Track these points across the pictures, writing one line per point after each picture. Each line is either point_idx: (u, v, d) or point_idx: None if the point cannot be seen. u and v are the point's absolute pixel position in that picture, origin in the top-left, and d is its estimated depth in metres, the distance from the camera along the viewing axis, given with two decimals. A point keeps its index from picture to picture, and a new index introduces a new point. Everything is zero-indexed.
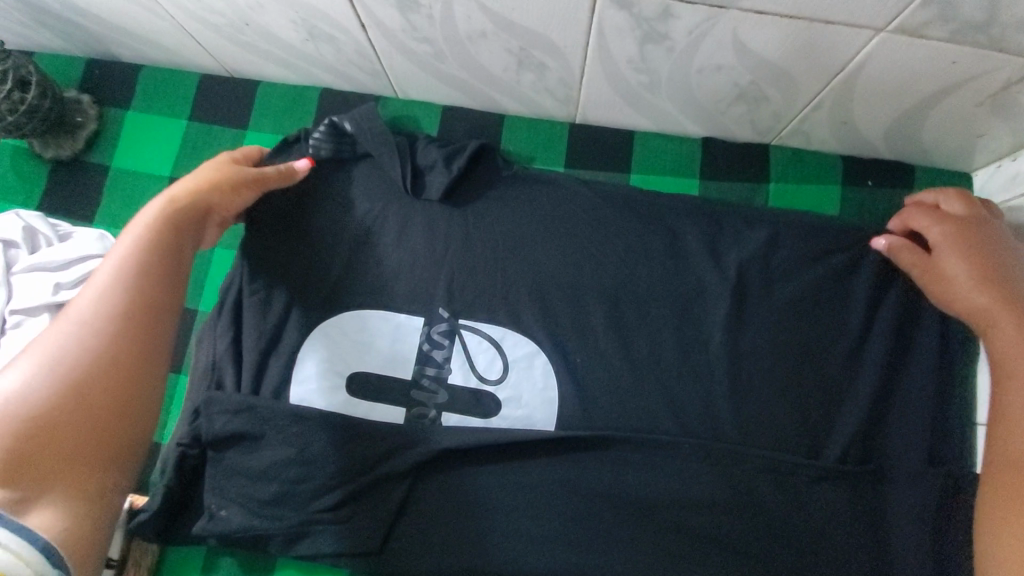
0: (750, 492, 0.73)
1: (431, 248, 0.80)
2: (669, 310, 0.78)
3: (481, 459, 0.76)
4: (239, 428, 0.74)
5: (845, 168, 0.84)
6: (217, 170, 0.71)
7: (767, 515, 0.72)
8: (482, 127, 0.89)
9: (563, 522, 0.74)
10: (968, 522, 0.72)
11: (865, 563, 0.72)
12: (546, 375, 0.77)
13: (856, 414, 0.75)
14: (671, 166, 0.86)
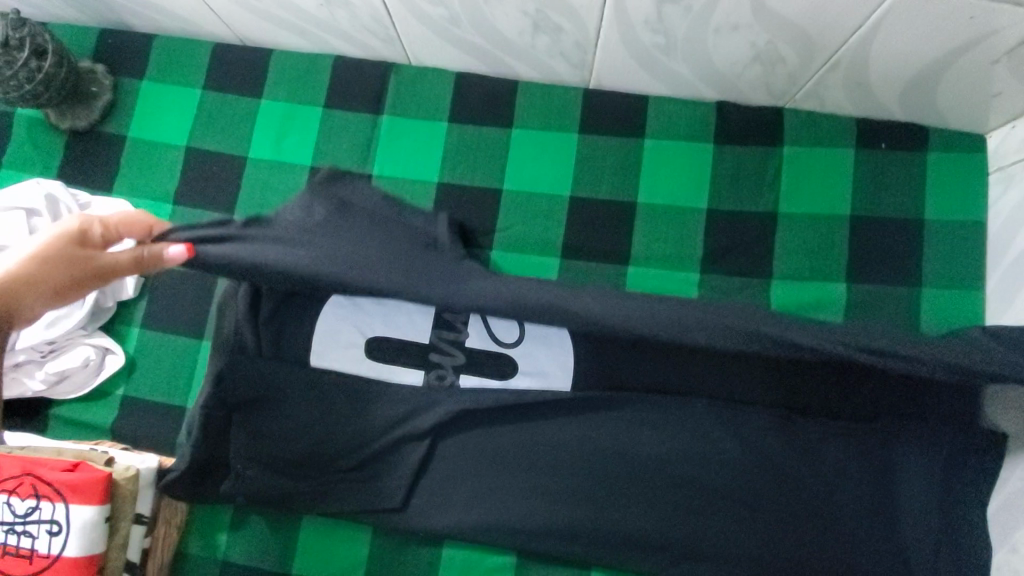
0: (757, 449, 0.75)
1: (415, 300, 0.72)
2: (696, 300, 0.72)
3: (499, 418, 0.77)
4: (261, 392, 0.75)
5: (858, 130, 0.83)
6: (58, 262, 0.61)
7: (773, 471, 0.74)
8: (496, 93, 0.88)
9: (578, 478, 0.76)
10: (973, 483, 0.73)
11: (868, 520, 0.74)
12: (564, 339, 0.76)
13: (868, 376, 0.74)
14: (685, 130, 0.85)
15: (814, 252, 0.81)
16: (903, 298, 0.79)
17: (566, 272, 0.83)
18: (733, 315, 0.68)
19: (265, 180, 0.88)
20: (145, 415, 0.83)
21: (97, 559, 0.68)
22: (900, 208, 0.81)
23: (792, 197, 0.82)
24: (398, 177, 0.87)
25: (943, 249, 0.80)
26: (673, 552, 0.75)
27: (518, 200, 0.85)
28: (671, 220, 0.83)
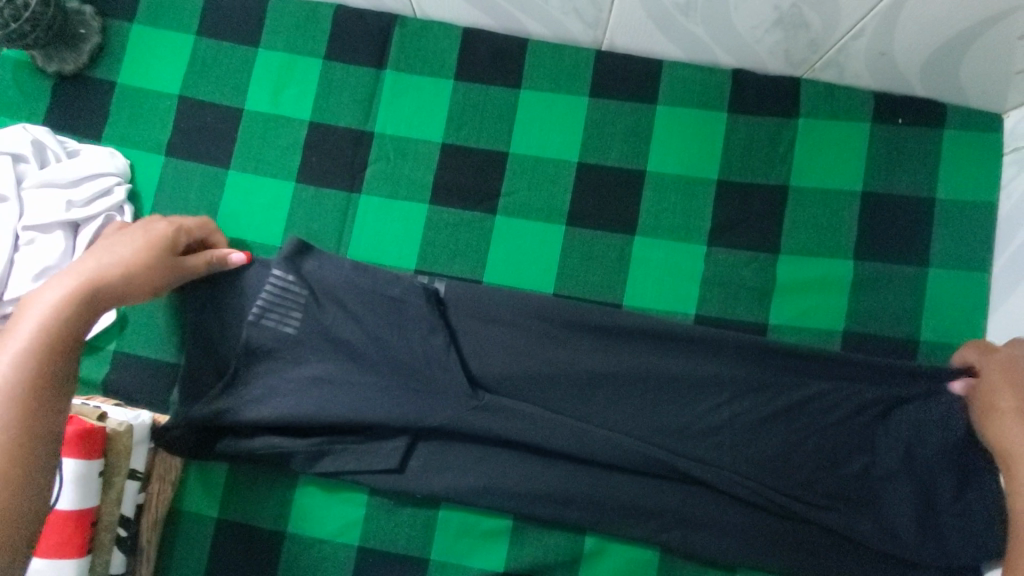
0: (743, 504, 0.74)
1: (407, 342, 0.76)
2: (662, 367, 0.76)
3: (504, 399, 0.75)
4: (264, 345, 0.75)
5: (876, 105, 0.80)
6: (148, 258, 0.68)
7: (760, 527, 0.74)
8: (505, 50, 0.84)
9: (572, 463, 0.76)
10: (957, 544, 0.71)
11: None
12: (561, 358, 0.77)
13: (853, 442, 0.74)
14: (699, 97, 0.82)
15: (824, 228, 0.80)
16: (911, 277, 0.78)
17: (572, 240, 0.82)
18: (695, 421, 0.76)
19: (261, 134, 0.84)
20: (137, 370, 0.81)
21: (89, 513, 0.68)
22: (914, 185, 0.80)
23: (805, 172, 0.80)
24: (401, 136, 0.84)
25: (953, 229, 0.79)
26: (665, 521, 0.75)
27: (525, 165, 0.83)
28: (682, 192, 0.81)
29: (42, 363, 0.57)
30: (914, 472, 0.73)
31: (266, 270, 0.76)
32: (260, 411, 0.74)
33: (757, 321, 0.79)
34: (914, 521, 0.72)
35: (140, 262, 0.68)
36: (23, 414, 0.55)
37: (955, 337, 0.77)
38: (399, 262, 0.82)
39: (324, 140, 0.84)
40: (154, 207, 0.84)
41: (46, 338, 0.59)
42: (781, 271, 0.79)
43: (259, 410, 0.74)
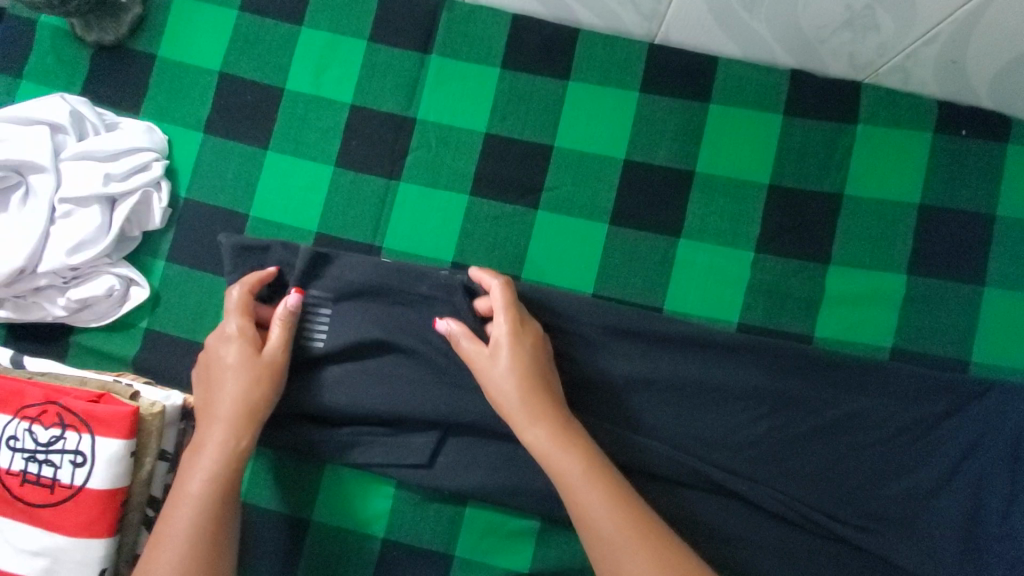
0: (772, 521, 0.73)
1: (443, 339, 0.75)
2: (700, 376, 0.74)
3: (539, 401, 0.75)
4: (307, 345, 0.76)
5: (940, 114, 0.77)
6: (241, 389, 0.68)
7: (788, 545, 0.72)
8: (555, 39, 0.81)
9: None
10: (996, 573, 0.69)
11: None
12: (598, 361, 0.75)
13: (891, 463, 0.72)
14: (753, 98, 0.79)
15: (877, 240, 0.77)
16: (966, 295, 0.75)
17: (613, 239, 0.79)
18: (731, 434, 0.74)
19: (300, 115, 0.83)
20: (166, 350, 0.80)
21: (122, 493, 0.65)
22: (974, 200, 0.76)
23: (859, 180, 0.78)
24: (443, 124, 0.82)
25: (1012, 248, 0.76)
26: (696, 536, 0.72)
27: (570, 159, 0.80)
28: (730, 194, 0.79)
29: (214, 511, 0.64)
30: (955, 498, 0.71)
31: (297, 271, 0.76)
32: (294, 403, 0.75)
33: (801, 332, 0.76)
34: (954, 546, 0.70)
35: (249, 393, 0.68)
36: (198, 563, 0.62)
37: (1009, 360, 0.74)
38: (436, 254, 0.80)
39: (365, 124, 0.82)
40: (190, 185, 0.82)
41: (212, 499, 0.64)
42: (831, 284, 0.77)
43: (293, 402, 0.75)
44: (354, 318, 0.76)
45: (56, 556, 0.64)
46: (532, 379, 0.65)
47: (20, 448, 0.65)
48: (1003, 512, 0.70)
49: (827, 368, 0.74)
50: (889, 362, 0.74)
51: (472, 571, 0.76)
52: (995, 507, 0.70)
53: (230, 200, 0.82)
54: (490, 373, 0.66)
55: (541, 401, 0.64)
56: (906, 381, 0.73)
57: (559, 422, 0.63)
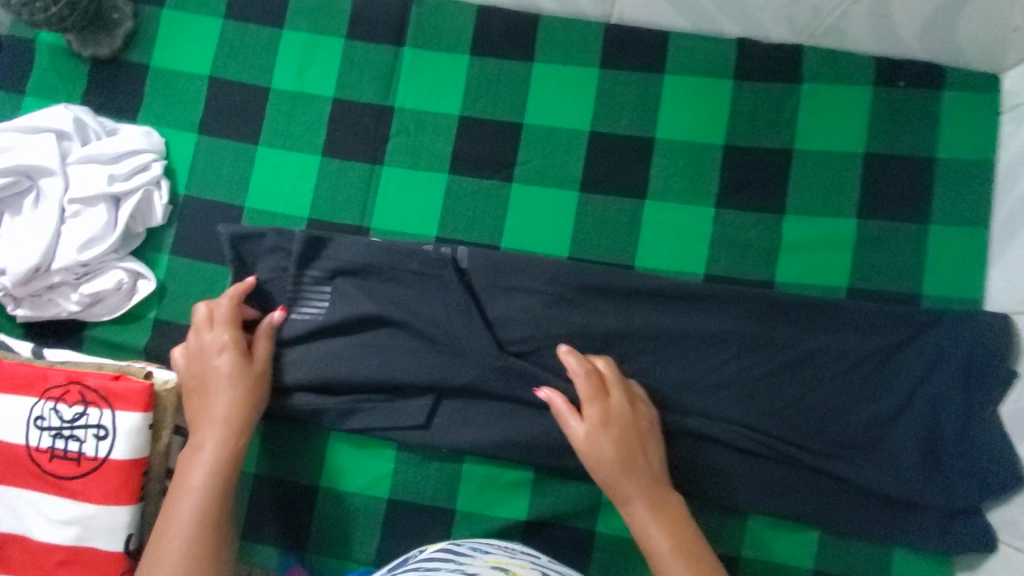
0: (747, 456, 0.78)
1: (431, 307, 0.81)
2: (671, 326, 0.80)
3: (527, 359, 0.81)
4: (308, 324, 0.81)
5: (877, 68, 0.83)
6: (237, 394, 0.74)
7: (763, 477, 0.78)
8: (518, 24, 0.88)
9: None
10: (961, 489, 0.74)
11: (859, 521, 0.76)
12: (577, 318, 0.81)
13: (854, 395, 0.77)
14: (705, 67, 0.86)
15: (828, 189, 0.83)
16: (914, 233, 0.81)
17: (584, 206, 0.85)
18: (704, 377, 0.79)
19: (287, 110, 0.89)
20: (175, 336, 0.86)
21: (143, 463, 0.71)
22: (915, 145, 0.82)
23: (808, 135, 0.84)
24: (420, 109, 0.88)
25: (955, 187, 0.81)
26: (677, 472, 0.78)
27: (539, 134, 0.86)
28: (690, 156, 0.85)
29: (217, 503, 0.70)
30: (916, 421, 0.76)
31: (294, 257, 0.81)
32: (298, 377, 0.80)
33: (764, 279, 0.82)
34: (915, 466, 0.75)
35: (245, 397, 0.75)
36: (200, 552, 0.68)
37: (958, 291, 0.79)
38: (421, 231, 0.86)
39: (347, 115, 0.88)
40: (188, 183, 0.88)
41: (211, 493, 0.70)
42: (788, 233, 0.82)
43: (296, 376, 0.80)
44: (349, 293, 0.82)
45: (87, 524, 0.69)
46: (626, 450, 0.72)
47: (46, 427, 0.70)
48: (960, 431, 0.74)
49: (789, 309, 0.80)
50: (846, 299, 0.80)
51: (473, 523, 0.81)
52: (952, 427, 0.74)
53: (226, 194, 0.88)
54: (586, 439, 0.73)
55: (635, 474, 0.72)
56: (863, 316, 0.79)
57: (651, 491, 0.72)
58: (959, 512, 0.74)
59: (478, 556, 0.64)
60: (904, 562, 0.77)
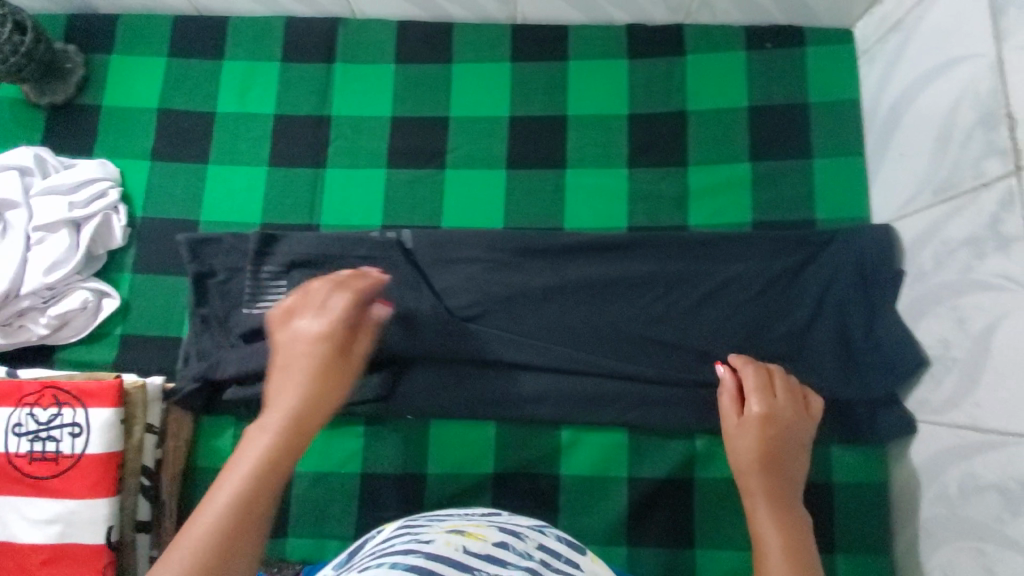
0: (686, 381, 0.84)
1: (381, 284, 0.87)
2: (601, 274, 0.88)
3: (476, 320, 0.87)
4: (268, 315, 0.86)
5: (747, 36, 0.97)
6: None
7: (703, 398, 0.84)
8: (435, 34, 0.99)
9: (539, 366, 0.85)
10: (879, 381, 0.80)
11: None
12: (515, 278, 0.88)
13: (772, 312, 0.85)
14: (601, 51, 0.98)
15: (722, 140, 0.94)
16: (801, 168, 0.92)
17: (512, 181, 0.94)
18: (636, 315, 0.87)
19: (233, 130, 0.97)
20: (142, 348, 0.90)
21: (119, 455, 0.74)
22: (790, 94, 0.95)
23: (698, 96, 0.95)
24: (354, 115, 0.97)
25: (829, 124, 0.93)
26: (625, 405, 0.85)
27: (464, 124, 0.96)
28: (599, 127, 0.95)
29: None
30: (830, 326, 0.83)
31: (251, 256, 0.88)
32: (259, 366, 0.84)
33: (678, 224, 0.92)
34: (832, 367, 0.82)
35: None
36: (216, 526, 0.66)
37: (846, 212, 0.90)
38: (367, 221, 0.94)
39: (289, 128, 0.97)
40: (146, 205, 0.95)
41: None
42: (693, 181, 0.93)
43: (258, 366, 0.84)
44: (304, 283, 0.87)
45: (69, 520, 0.72)
46: (784, 448, 0.72)
47: (24, 432, 0.74)
48: (866, 329, 0.82)
49: (702, 245, 0.89)
50: (750, 231, 0.90)
51: (445, 483, 0.86)
52: (859, 327, 0.82)
53: (182, 211, 0.95)
54: (743, 437, 0.72)
55: (784, 468, 0.70)
56: (768, 242, 0.88)
57: (774, 482, 0.69)
58: (881, 403, 0.81)
59: (432, 524, 0.62)
60: (841, 458, 0.83)
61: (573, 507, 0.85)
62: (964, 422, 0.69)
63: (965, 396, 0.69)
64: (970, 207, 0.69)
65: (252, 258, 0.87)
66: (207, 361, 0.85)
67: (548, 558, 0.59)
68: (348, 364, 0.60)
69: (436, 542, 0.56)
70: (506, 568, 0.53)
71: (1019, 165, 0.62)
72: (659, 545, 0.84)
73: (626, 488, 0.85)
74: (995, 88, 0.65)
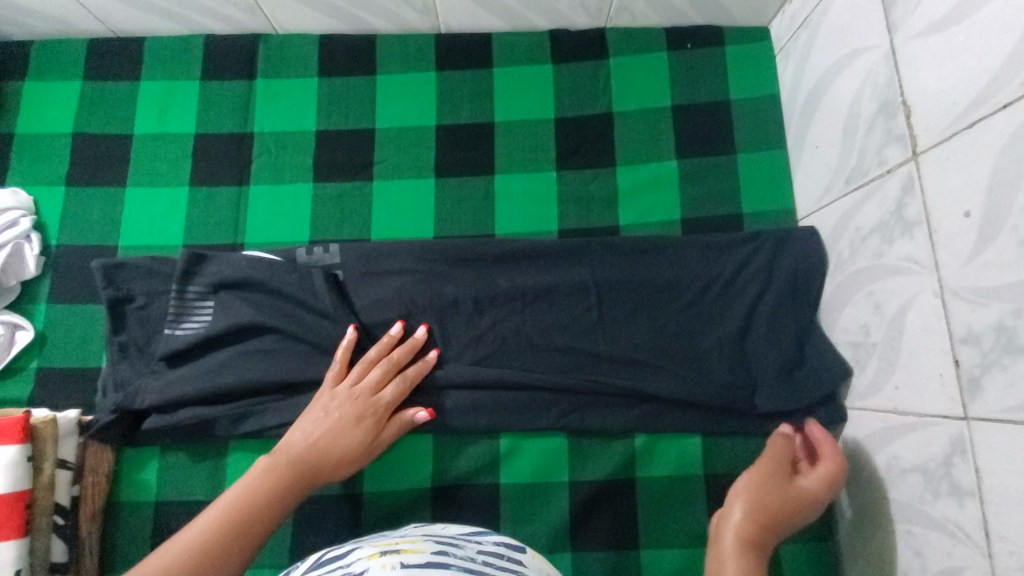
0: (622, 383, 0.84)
1: (312, 301, 0.85)
2: (532, 280, 0.87)
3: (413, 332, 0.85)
4: (192, 339, 0.83)
5: (667, 37, 0.98)
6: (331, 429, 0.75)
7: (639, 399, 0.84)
8: (358, 46, 0.98)
9: (472, 377, 0.83)
10: (812, 372, 0.80)
11: (730, 421, 0.83)
12: (448, 289, 0.87)
13: (704, 310, 0.85)
14: (526, 57, 0.98)
15: (648, 140, 0.94)
16: (727, 163, 0.93)
17: (441, 190, 0.93)
18: (570, 320, 0.86)
19: (152, 152, 0.94)
20: (60, 381, 0.86)
21: (25, 496, 0.73)
22: (713, 91, 0.96)
23: (623, 98, 0.96)
24: (278, 131, 0.95)
25: (751, 120, 0.94)
26: (562, 411, 0.84)
27: (391, 135, 0.95)
28: (527, 132, 0.95)
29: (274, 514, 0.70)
30: (762, 321, 0.83)
31: (175, 279, 0.85)
32: (182, 393, 0.81)
33: (609, 225, 0.92)
34: (765, 364, 0.82)
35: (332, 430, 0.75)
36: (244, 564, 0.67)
37: (771, 204, 0.91)
38: (295, 237, 0.92)
39: (210, 146, 0.95)
40: (61, 233, 0.91)
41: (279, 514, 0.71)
42: (622, 182, 0.93)
43: (181, 391, 0.81)
44: (229, 305, 0.85)
45: None
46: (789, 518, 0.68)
47: None
48: (799, 333, 0.82)
49: (635, 247, 0.88)
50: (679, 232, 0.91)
51: (382, 500, 0.84)
52: (790, 328, 0.82)
53: (100, 237, 0.91)
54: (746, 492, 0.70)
55: (771, 530, 0.67)
56: (698, 240, 0.88)
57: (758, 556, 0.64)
58: None
59: (362, 545, 0.58)
60: None
61: (515, 514, 0.84)
62: (887, 408, 0.70)
63: (886, 381, 0.70)
64: (878, 192, 0.70)
65: (179, 280, 0.85)
66: (128, 391, 0.82)
67: (489, 560, 0.57)
68: (364, 428, 0.76)
69: (371, 568, 0.50)
70: (446, 570, 0.51)
71: (915, 151, 0.63)
72: (603, 548, 0.83)
73: (568, 492, 0.84)
74: (891, 77, 0.67)
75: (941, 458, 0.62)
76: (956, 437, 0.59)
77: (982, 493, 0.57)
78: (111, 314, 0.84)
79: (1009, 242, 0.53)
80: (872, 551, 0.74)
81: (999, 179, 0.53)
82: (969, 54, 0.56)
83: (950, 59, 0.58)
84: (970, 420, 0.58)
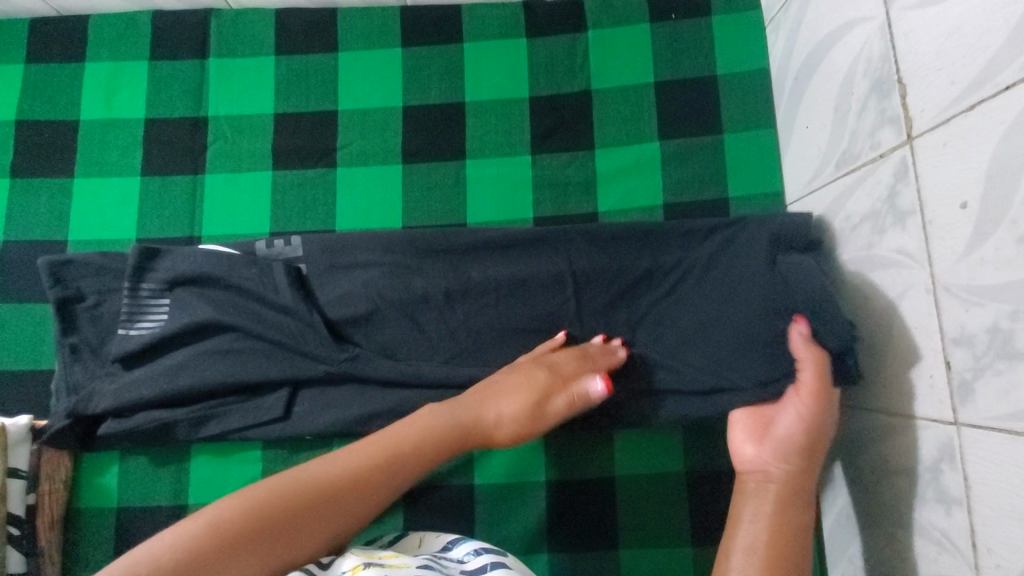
0: None
1: (272, 298, 0.80)
2: (506, 272, 0.82)
3: (381, 330, 0.81)
4: (146, 339, 0.79)
5: (649, 7, 0.91)
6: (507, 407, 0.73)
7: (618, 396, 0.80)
8: (318, 20, 0.91)
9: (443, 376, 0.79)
10: None
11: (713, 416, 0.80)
12: (416, 283, 0.82)
13: (685, 299, 0.79)
14: (497, 30, 0.91)
15: (628, 120, 0.89)
16: (711, 144, 0.87)
17: (409, 177, 0.88)
18: (546, 314, 0.81)
19: (101, 139, 0.89)
20: (12, 384, 0.82)
21: None
22: (698, 66, 0.89)
23: (602, 74, 0.90)
24: (234, 115, 0.89)
25: (738, 97, 0.88)
26: None
27: (354, 117, 0.89)
28: (499, 112, 0.89)
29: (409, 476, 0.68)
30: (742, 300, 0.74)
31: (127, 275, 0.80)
32: (138, 396, 0.78)
33: (587, 212, 0.87)
34: (738, 355, 0.74)
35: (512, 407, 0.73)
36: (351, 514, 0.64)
37: (757, 188, 0.85)
38: (255, 229, 0.87)
39: (162, 132, 0.89)
40: (6, 228, 0.86)
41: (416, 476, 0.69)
42: (600, 166, 0.88)
43: (137, 394, 0.78)
44: (185, 302, 0.80)
45: None
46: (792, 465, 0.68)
47: None
48: (777, 318, 0.71)
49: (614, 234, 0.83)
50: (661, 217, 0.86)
51: None
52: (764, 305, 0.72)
53: (49, 232, 0.86)
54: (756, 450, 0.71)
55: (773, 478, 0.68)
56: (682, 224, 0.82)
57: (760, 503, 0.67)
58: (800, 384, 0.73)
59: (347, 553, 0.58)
60: None
61: (490, 515, 0.81)
62: (874, 407, 0.67)
63: (874, 379, 0.66)
64: (870, 178, 0.65)
65: (131, 278, 0.80)
66: (82, 394, 0.78)
67: None
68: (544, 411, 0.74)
69: None
70: None
71: (909, 135, 0.58)
72: (580, 548, 0.80)
73: (544, 492, 0.81)
74: (886, 51, 0.61)
75: (928, 463, 0.58)
76: (945, 443, 0.56)
77: (970, 502, 0.53)
78: (60, 314, 0.80)
79: (1008, 237, 0.48)
80: (855, 550, 0.72)
81: (1000, 168, 0.49)
82: (970, 28, 0.51)
83: (949, 33, 0.53)
84: (960, 426, 0.54)
